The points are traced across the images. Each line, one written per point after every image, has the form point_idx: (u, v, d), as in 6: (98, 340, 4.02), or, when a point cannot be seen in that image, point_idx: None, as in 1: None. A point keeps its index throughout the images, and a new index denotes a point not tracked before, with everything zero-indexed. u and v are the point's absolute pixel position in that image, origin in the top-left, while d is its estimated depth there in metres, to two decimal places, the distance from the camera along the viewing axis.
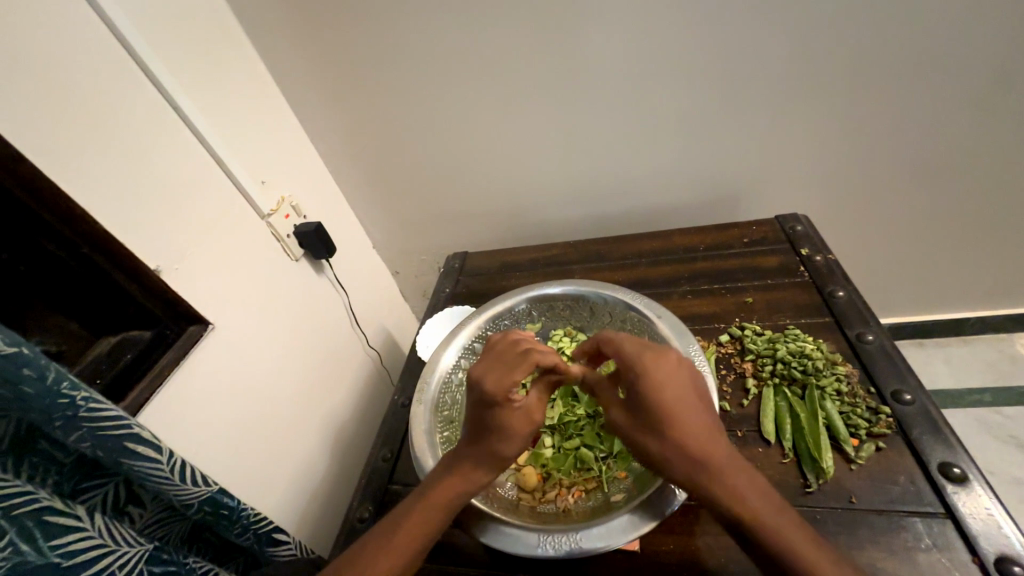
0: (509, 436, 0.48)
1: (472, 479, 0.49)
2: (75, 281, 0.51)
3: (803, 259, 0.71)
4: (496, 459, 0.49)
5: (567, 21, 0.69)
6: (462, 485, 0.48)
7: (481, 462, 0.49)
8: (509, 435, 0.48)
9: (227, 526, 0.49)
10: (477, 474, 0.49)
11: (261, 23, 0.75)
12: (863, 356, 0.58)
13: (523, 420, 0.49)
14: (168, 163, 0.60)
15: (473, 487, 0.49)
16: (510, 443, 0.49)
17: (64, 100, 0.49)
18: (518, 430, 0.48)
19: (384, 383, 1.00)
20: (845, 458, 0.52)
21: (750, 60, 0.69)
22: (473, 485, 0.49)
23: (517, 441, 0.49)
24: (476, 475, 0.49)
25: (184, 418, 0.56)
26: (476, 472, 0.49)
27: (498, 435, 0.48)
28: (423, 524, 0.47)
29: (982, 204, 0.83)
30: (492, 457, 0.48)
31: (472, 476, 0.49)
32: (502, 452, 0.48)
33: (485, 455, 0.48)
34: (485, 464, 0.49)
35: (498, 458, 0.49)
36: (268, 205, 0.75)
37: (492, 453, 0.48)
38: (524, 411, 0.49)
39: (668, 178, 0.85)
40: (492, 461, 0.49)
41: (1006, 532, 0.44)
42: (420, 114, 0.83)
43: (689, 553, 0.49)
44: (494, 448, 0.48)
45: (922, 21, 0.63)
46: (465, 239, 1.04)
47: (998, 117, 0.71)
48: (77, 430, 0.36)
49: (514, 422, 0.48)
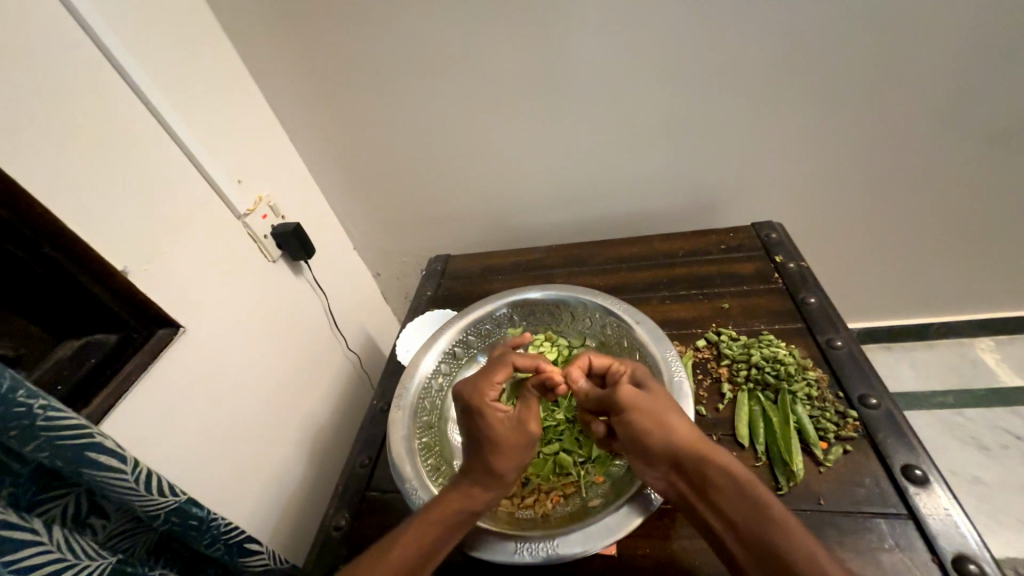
0: (518, 456, 0.50)
1: (479, 499, 0.48)
2: (38, 283, 0.49)
3: (777, 265, 0.73)
4: (499, 477, 0.49)
5: (551, 26, 0.69)
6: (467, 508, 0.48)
7: (486, 479, 0.49)
8: (507, 452, 0.49)
9: (196, 537, 0.47)
10: (477, 491, 0.49)
11: (239, 19, 0.74)
12: (833, 362, 0.60)
13: (519, 430, 0.50)
14: (139, 161, 0.58)
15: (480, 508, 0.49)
16: (509, 462, 0.49)
17: (29, 94, 0.47)
18: (518, 448, 0.50)
19: (363, 387, 0.98)
20: (814, 461, 0.53)
21: (729, 70, 0.71)
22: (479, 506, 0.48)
23: (512, 459, 0.50)
24: (482, 495, 0.49)
25: (153, 423, 0.54)
26: (481, 492, 0.49)
27: (499, 451, 0.49)
28: (430, 546, 0.46)
29: (945, 214, 0.87)
30: (496, 476, 0.49)
31: (470, 495, 0.48)
32: (504, 471, 0.49)
33: (487, 472, 0.49)
34: (489, 482, 0.49)
35: (501, 476, 0.49)
36: (245, 205, 0.74)
37: (495, 469, 0.49)
38: (512, 419, 0.51)
39: (648, 183, 0.86)
40: (494, 479, 0.49)
41: (963, 531, 0.45)
42: (401, 116, 0.82)
43: (664, 557, 0.49)
44: (498, 468, 0.49)
45: (889, 38, 0.65)
46: (446, 242, 1.04)
47: (960, 130, 0.74)
48: (33, 439, 0.35)
49: (502, 431, 0.50)
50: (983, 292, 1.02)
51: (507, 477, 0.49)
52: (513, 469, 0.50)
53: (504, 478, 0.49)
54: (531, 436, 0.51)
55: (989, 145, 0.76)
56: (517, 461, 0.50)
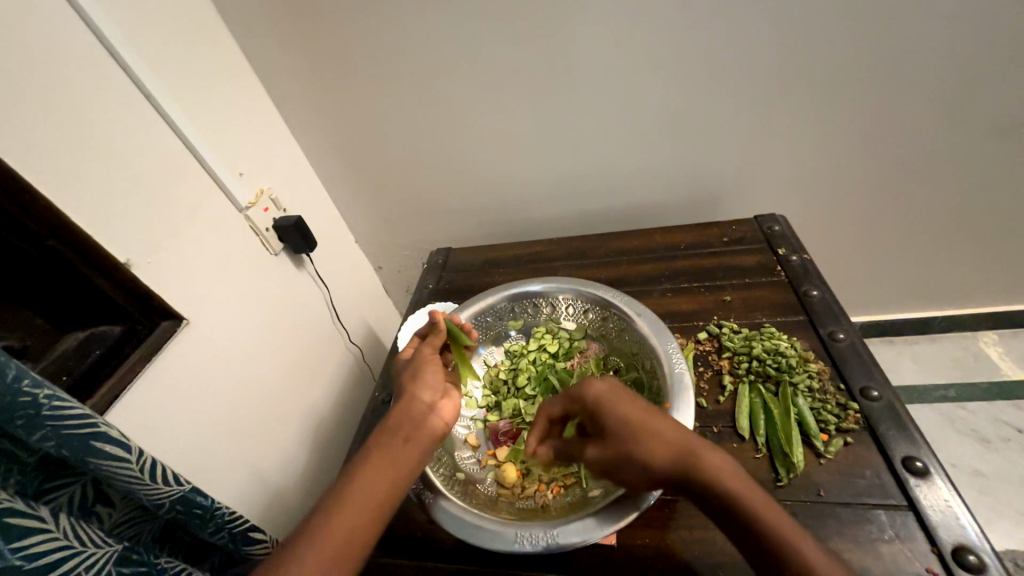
0: (416, 374, 0.52)
1: (399, 422, 0.48)
2: (43, 274, 0.50)
3: (780, 258, 0.73)
4: (408, 396, 0.50)
5: (553, 18, 0.68)
6: (388, 432, 0.47)
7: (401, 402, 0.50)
8: (407, 375, 0.53)
9: (200, 525, 0.48)
10: (398, 415, 0.48)
11: (240, 12, 0.73)
12: (834, 354, 0.60)
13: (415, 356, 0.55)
14: (141, 155, 0.58)
15: (405, 431, 0.47)
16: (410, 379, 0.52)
17: (31, 88, 0.47)
18: (416, 366, 0.53)
19: (365, 379, 0.99)
20: (815, 453, 0.53)
21: (733, 61, 0.70)
22: (402, 428, 0.47)
23: (412, 378, 0.52)
24: (400, 418, 0.48)
25: (160, 414, 0.55)
26: (398, 413, 0.48)
27: (400, 380, 0.53)
28: (366, 478, 0.44)
29: (950, 207, 0.86)
30: (407, 396, 0.50)
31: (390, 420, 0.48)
32: (412, 388, 0.50)
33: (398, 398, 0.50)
34: (401, 402, 0.50)
35: (410, 394, 0.50)
36: (246, 198, 0.74)
37: (404, 390, 0.51)
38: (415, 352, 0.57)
39: (650, 177, 0.86)
40: (404, 398, 0.50)
41: (963, 523, 0.45)
42: (402, 109, 0.82)
43: (662, 547, 0.50)
44: (405, 391, 0.51)
45: (895, 28, 0.65)
46: (447, 236, 1.04)
47: (966, 122, 0.74)
48: (39, 429, 0.35)
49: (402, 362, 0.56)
50: (988, 286, 1.01)
51: (415, 393, 0.50)
52: (421, 387, 0.51)
53: (415, 397, 0.50)
54: (428, 357, 0.55)
55: (997, 137, 0.75)
56: (418, 375, 0.52)
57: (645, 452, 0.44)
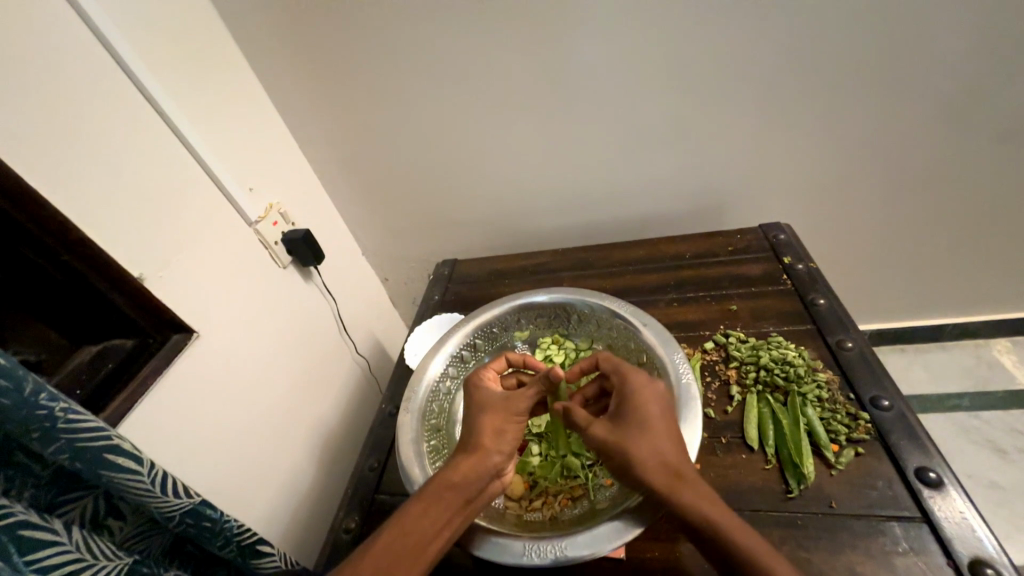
0: (497, 425, 0.50)
1: (467, 478, 0.47)
2: (59, 290, 0.51)
3: (786, 266, 0.73)
4: (480, 453, 0.48)
5: (553, 32, 0.70)
6: (450, 488, 0.47)
7: (476, 455, 0.48)
8: (484, 419, 0.51)
9: (210, 539, 0.48)
10: (468, 469, 0.47)
11: (248, 30, 0.75)
12: (843, 362, 0.60)
13: (501, 398, 0.53)
14: (153, 171, 0.59)
15: (465, 494, 0.47)
16: (490, 428, 0.50)
17: (48, 108, 0.49)
18: (497, 416, 0.51)
19: (372, 391, 0.99)
20: (825, 464, 0.52)
21: (733, 72, 0.71)
22: (470, 488, 0.47)
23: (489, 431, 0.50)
24: (470, 475, 0.47)
25: (170, 427, 0.55)
26: (464, 470, 0.47)
27: (478, 420, 0.51)
28: (423, 533, 0.44)
29: (957, 214, 0.86)
30: (483, 451, 0.48)
31: (462, 471, 0.47)
32: (488, 445, 0.49)
33: (473, 445, 0.49)
34: (473, 454, 0.48)
35: (484, 450, 0.49)
36: (256, 212, 0.75)
37: (478, 440, 0.49)
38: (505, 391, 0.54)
39: (654, 187, 0.86)
40: (479, 452, 0.48)
41: (979, 535, 0.45)
42: (408, 122, 0.84)
43: (673, 560, 0.49)
44: (481, 441, 0.49)
45: (894, 37, 0.65)
46: (453, 247, 1.04)
47: (970, 128, 0.74)
48: (55, 442, 0.36)
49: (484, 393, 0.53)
50: (999, 293, 1.00)
51: (490, 452, 0.48)
52: (496, 446, 0.49)
53: (489, 455, 0.48)
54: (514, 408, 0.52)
55: (1002, 143, 0.75)
56: (497, 428, 0.50)
57: (639, 444, 0.46)
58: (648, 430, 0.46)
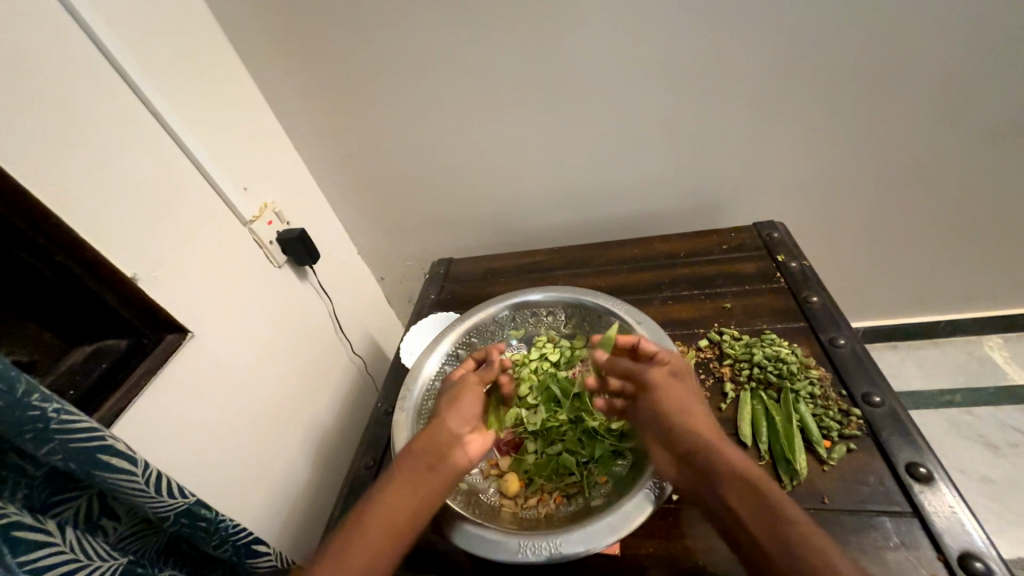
0: (452, 399, 0.55)
1: (425, 444, 0.50)
2: (52, 291, 0.51)
3: (780, 264, 0.73)
4: (438, 421, 0.52)
5: (548, 31, 0.70)
6: (415, 454, 0.49)
7: (432, 425, 0.52)
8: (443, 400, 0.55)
9: (205, 538, 0.48)
10: (427, 437, 0.50)
11: (242, 29, 0.75)
12: (835, 359, 0.60)
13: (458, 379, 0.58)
14: (146, 171, 0.59)
15: (431, 457, 0.49)
16: (445, 404, 0.54)
17: (40, 108, 0.49)
18: (451, 393, 0.56)
19: (369, 390, 0.99)
20: (818, 459, 0.53)
21: (727, 71, 0.71)
22: (428, 452, 0.49)
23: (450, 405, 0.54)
24: (428, 441, 0.50)
25: (165, 427, 0.55)
26: (427, 437, 0.50)
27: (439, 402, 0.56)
28: (389, 496, 0.46)
29: (949, 212, 0.86)
30: (437, 421, 0.52)
31: (420, 439, 0.50)
32: (443, 414, 0.53)
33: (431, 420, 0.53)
34: (429, 425, 0.52)
35: (438, 419, 0.52)
36: (250, 211, 0.75)
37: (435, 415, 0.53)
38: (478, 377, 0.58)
39: (649, 185, 0.87)
40: (434, 421, 0.52)
41: (969, 529, 0.45)
42: (403, 121, 0.83)
43: (668, 555, 0.50)
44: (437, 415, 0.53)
45: (886, 36, 0.66)
46: (449, 245, 1.04)
47: (962, 126, 0.74)
48: (48, 443, 0.35)
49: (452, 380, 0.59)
50: (990, 290, 1.01)
51: (443, 418, 0.52)
52: (453, 414, 0.53)
53: (443, 422, 0.52)
54: (469, 384, 0.57)
55: (993, 142, 0.75)
56: (453, 402, 0.54)
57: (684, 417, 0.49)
58: (683, 410, 0.50)
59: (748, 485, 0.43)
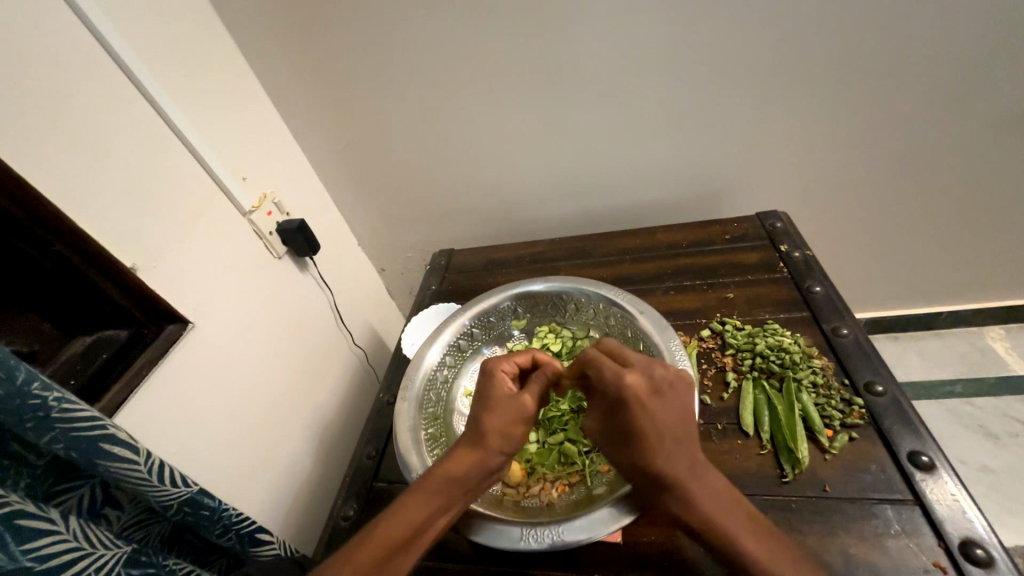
0: (502, 424, 0.49)
1: (461, 474, 0.47)
2: (50, 279, 0.50)
3: (782, 254, 0.73)
4: (483, 450, 0.48)
5: (550, 19, 0.69)
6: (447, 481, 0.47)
7: (476, 452, 0.48)
8: (490, 415, 0.49)
9: (208, 527, 0.48)
10: (463, 464, 0.47)
11: (241, 18, 0.74)
12: (838, 349, 0.60)
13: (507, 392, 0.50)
14: (145, 162, 0.58)
15: (462, 485, 0.47)
16: (494, 425, 0.49)
17: (37, 98, 0.48)
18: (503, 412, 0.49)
19: (370, 381, 0.99)
20: (819, 448, 0.53)
21: (732, 59, 0.70)
22: (463, 483, 0.47)
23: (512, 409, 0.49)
24: (466, 470, 0.47)
25: (166, 417, 0.55)
26: (476, 452, 0.48)
27: (483, 414, 0.49)
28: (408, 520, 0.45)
29: (953, 202, 0.86)
30: (480, 448, 0.48)
31: (459, 466, 0.47)
32: (489, 443, 0.48)
33: (472, 439, 0.49)
34: (470, 451, 0.48)
35: (483, 449, 0.48)
36: (250, 202, 0.74)
37: (480, 436, 0.48)
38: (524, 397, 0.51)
39: (651, 175, 0.86)
40: (477, 449, 0.48)
41: (970, 517, 0.45)
42: (403, 112, 0.83)
43: (670, 543, 0.50)
44: (482, 436, 0.48)
45: (894, 23, 0.65)
46: (450, 236, 1.04)
47: (968, 116, 0.73)
48: (49, 431, 0.35)
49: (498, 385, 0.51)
50: (994, 281, 1.01)
51: (490, 450, 0.48)
52: (500, 446, 0.48)
53: (488, 453, 0.48)
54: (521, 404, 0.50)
55: (1000, 132, 0.75)
56: (503, 428, 0.49)
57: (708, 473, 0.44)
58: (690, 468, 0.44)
59: (768, 534, 0.42)
